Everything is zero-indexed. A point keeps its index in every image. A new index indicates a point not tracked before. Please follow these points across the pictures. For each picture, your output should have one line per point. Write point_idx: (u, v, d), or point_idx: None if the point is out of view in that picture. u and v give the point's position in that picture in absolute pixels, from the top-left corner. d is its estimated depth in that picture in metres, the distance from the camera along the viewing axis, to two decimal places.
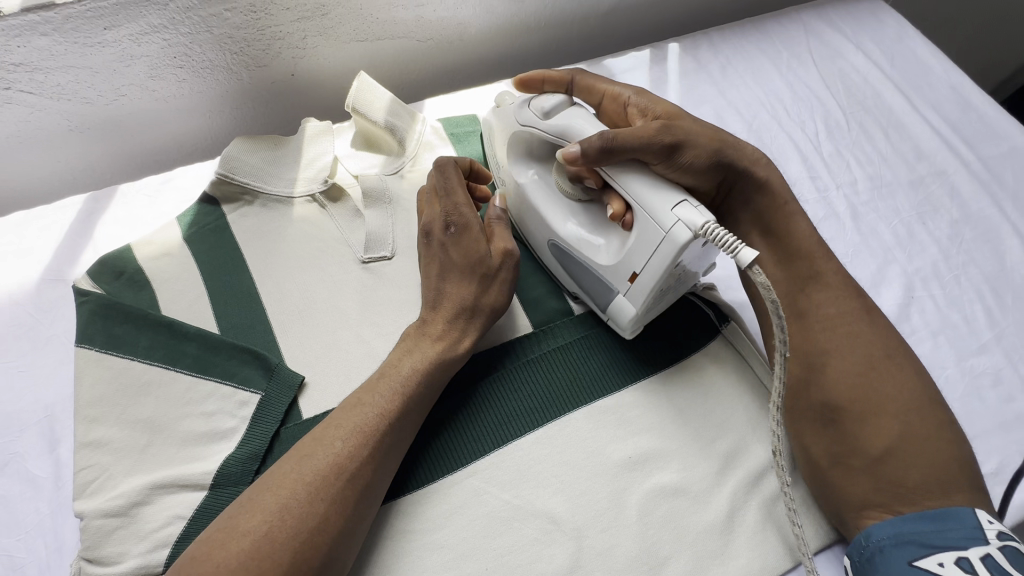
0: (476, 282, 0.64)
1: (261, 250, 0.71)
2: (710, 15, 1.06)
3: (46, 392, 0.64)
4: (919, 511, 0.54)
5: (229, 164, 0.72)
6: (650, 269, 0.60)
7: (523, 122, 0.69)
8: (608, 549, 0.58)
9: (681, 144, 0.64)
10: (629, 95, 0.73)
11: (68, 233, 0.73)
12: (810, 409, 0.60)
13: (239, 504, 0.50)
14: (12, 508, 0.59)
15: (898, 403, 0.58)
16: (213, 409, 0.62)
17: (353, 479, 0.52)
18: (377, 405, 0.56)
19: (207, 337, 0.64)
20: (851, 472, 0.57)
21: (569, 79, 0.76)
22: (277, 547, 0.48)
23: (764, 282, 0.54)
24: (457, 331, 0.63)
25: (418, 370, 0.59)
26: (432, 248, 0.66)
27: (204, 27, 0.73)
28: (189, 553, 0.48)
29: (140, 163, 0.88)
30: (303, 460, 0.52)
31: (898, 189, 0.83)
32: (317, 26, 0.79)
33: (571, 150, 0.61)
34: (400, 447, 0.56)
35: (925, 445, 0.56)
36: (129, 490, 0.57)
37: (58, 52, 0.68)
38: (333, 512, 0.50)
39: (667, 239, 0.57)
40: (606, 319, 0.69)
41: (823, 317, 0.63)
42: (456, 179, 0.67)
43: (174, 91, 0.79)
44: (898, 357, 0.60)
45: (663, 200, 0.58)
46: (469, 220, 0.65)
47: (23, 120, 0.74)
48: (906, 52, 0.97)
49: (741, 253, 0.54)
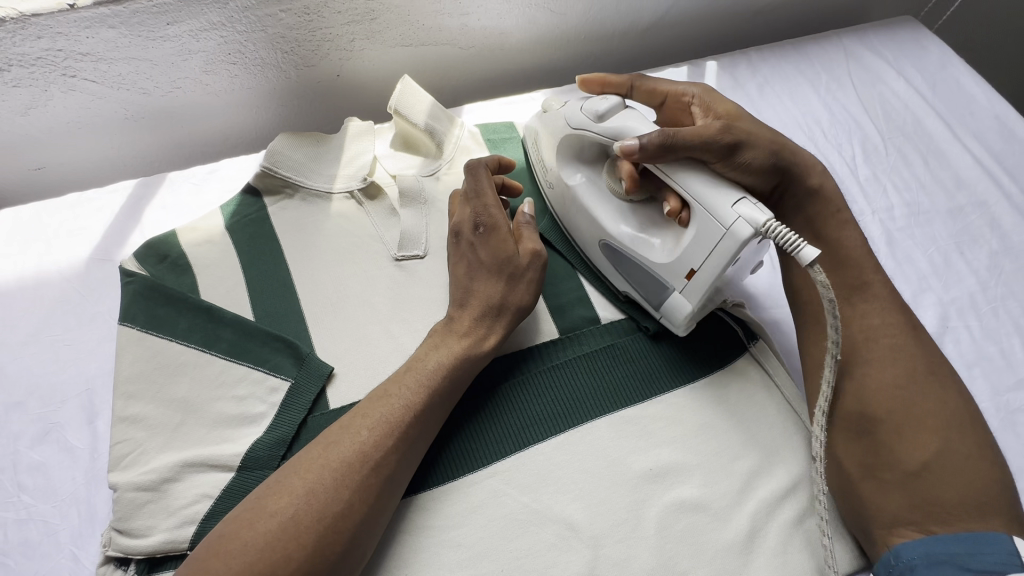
0: (503, 281, 0.65)
1: (299, 242, 0.74)
2: (749, 35, 1.07)
3: (89, 366, 0.67)
4: (954, 532, 0.53)
5: (274, 158, 0.75)
6: (708, 267, 0.61)
7: (577, 124, 0.71)
8: (625, 560, 0.58)
9: (740, 145, 0.65)
10: (692, 93, 0.74)
11: (117, 216, 0.76)
12: (846, 419, 0.60)
13: (266, 487, 0.51)
14: (49, 475, 0.61)
15: (938, 417, 0.57)
16: (244, 393, 0.64)
17: (378, 469, 0.53)
18: (404, 397, 0.57)
19: (244, 323, 0.66)
20: (884, 486, 0.56)
21: (628, 85, 0.76)
22: (304, 529, 0.49)
23: (824, 281, 0.55)
24: (483, 329, 0.63)
25: (445, 365, 0.60)
26: (462, 247, 0.68)
27: (259, 26, 0.76)
28: (218, 530, 0.49)
29: (188, 153, 0.91)
30: (331, 447, 0.53)
31: (936, 218, 0.82)
32: (365, 30, 0.81)
33: (628, 145, 0.62)
34: (422, 440, 0.57)
35: (963, 464, 0.55)
36: (161, 466, 0.59)
37: (123, 44, 0.72)
38: (357, 498, 0.51)
39: (728, 237, 0.59)
40: (659, 317, 0.69)
41: (865, 326, 0.62)
42: (486, 181, 0.69)
43: (226, 86, 0.83)
44: (941, 374, 0.59)
45: (723, 197, 0.59)
46: (498, 220, 0.67)
47: (84, 106, 0.78)
48: (949, 79, 0.96)
49: (803, 251, 0.54)
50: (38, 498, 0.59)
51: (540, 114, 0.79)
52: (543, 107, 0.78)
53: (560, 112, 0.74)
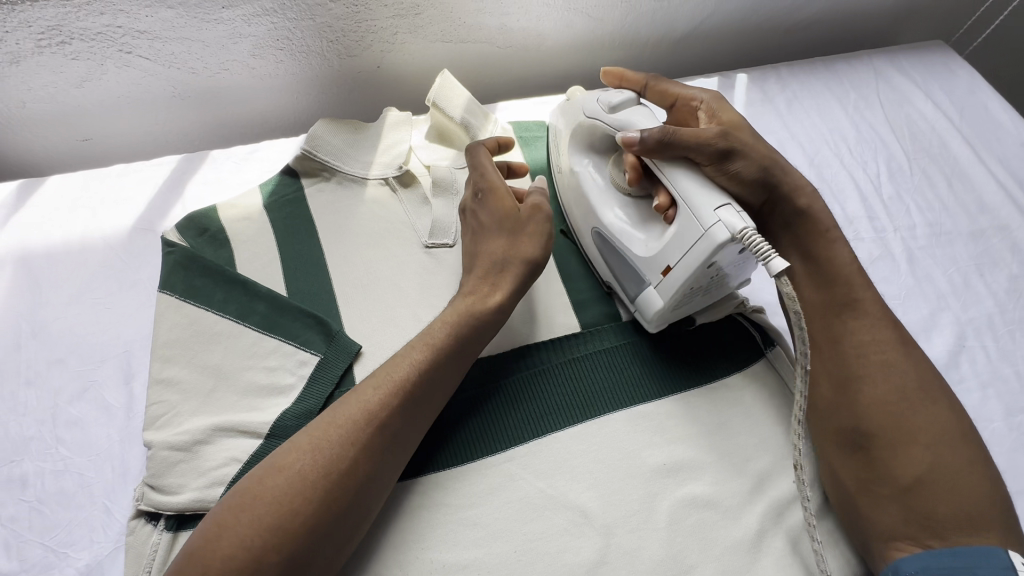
0: (506, 237, 0.68)
1: (333, 224, 0.76)
2: (780, 51, 1.08)
3: (128, 329, 0.69)
4: (950, 546, 0.54)
5: (314, 142, 0.78)
6: (682, 265, 0.62)
7: (591, 112, 0.73)
8: (635, 550, 0.59)
9: (735, 154, 0.66)
10: (703, 98, 0.75)
11: (160, 189, 0.79)
12: (840, 434, 0.61)
13: (282, 448, 0.54)
14: (87, 430, 0.63)
15: (929, 433, 0.58)
16: (275, 365, 0.66)
17: (382, 428, 0.55)
18: (409, 359, 0.59)
19: (277, 298, 0.68)
20: (880, 502, 0.57)
21: (643, 83, 0.78)
22: (310, 484, 0.51)
23: (790, 293, 0.57)
24: (489, 285, 0.66)
25: (446, 324, 0.62)
26: (468, 218, 0.73)
27: (309, 15, 0.79)
28: (238, 487, 0.52)
29: (228, 134, 0.95)
30: (339, 409, 0.56)
31: (958, 239, 0.83)
32: (409, 24, 0.84)
33: (631, 136, 0.65)
34: (429, 402, 0.59)
35: (954, 478, 0.56)
36: (194, 429, 0.61)
37: (179, 24, 0.75)
38: (362, 456, 0.53)
39: (704, 238, 0.59)
40: (635, 310, 0.71)
41: (858, 343, 0.63)
42: (484, 150, 0.74)
43: (271, 71, 0.85)
44: (931, 389, 0.60)
45: (708, 200, 0.60)
46: (495, 182, 0.71)
47: (136, 82, 0.81)
48: (977, 105, 0.97)
49: (772, 262, 0.55)
50: (75, 452, 0.62)
51: (563, 101, 0.81)
52: (568, 95, 0.81)
53: (578, 102, 0.76)
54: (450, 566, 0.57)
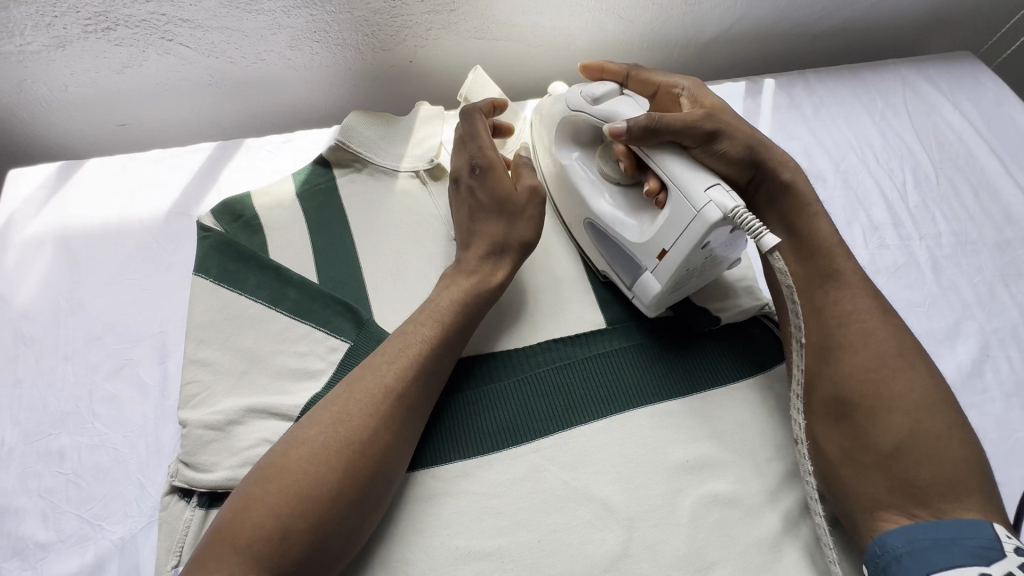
0: (505, 220, 0.70)
1: (364, 214, 0.77)
2: (807, 57, 1.09)
3: (163, 310, 0.71)
4: (935, 515, 0.54)
5: (348, 134, 0.79)
6: (678, 246, 0.63)
7: (575, 106, 0.73)
8: (657, 543, 0.60)
9: (719, 135, 0.68)
10: (684, 84, 0.77)
11: (195, 176, 0.81)
12: (824, 405, 0.62)
13: (301, 423, 0.55)
14: (122, 407, 0.65)
15: (909, 400, 0.58)
16: (306, 350, 0.67)
17: (399, 400, 0.56)
18: (423, 334, 0.61)
19: (309, 284, 0.70)
20: (864, 470, 0.58)
21: (624, 73, 0.79)
22: (332, 456, 0.52)
23: (783, 269, 0.59)
24: (490, 266, 0.68)
25: (454, 301, 0.64)
26: (462, 192, 0.72)
27: (346, 8, 0.80)
28: (261, 462, 0.53)
29: (260, 123, 0.96)
30: (355, 383, 0.57)
31: (983, 248, 0.83)
32: (443, 20, 0.85)
33: (617, 127, 0.66)
34: (441, 375, 0.61)
35: (935, 445, 0.56)
36: (227, 409, 0.62)
37: (220, 14, 0.76)
38: (382, 426, 0.55)
39: (698, 218, 0.60)
40: (632, 297, 0.72)
41: (840, 312, 0.63)
42: (480, 124, 0.74)
43: (306, 62, 0.87)
44: (912, 356, 0.60)
45: (698, 182, 0.61)
46: (493, 160, 0.71)
47: (175, 70, 0.83)
48: (1005, 116, 0.97)
49: (764, 239, 0.57)
50: (110, 427, 0.63)
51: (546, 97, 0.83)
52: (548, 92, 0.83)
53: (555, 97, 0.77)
54: (474, 553, 0.58)
